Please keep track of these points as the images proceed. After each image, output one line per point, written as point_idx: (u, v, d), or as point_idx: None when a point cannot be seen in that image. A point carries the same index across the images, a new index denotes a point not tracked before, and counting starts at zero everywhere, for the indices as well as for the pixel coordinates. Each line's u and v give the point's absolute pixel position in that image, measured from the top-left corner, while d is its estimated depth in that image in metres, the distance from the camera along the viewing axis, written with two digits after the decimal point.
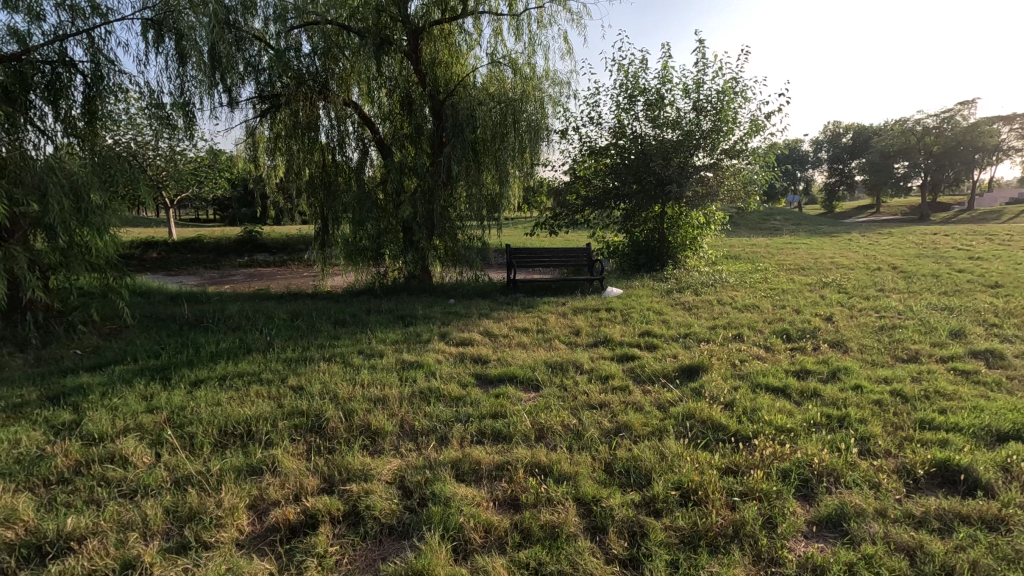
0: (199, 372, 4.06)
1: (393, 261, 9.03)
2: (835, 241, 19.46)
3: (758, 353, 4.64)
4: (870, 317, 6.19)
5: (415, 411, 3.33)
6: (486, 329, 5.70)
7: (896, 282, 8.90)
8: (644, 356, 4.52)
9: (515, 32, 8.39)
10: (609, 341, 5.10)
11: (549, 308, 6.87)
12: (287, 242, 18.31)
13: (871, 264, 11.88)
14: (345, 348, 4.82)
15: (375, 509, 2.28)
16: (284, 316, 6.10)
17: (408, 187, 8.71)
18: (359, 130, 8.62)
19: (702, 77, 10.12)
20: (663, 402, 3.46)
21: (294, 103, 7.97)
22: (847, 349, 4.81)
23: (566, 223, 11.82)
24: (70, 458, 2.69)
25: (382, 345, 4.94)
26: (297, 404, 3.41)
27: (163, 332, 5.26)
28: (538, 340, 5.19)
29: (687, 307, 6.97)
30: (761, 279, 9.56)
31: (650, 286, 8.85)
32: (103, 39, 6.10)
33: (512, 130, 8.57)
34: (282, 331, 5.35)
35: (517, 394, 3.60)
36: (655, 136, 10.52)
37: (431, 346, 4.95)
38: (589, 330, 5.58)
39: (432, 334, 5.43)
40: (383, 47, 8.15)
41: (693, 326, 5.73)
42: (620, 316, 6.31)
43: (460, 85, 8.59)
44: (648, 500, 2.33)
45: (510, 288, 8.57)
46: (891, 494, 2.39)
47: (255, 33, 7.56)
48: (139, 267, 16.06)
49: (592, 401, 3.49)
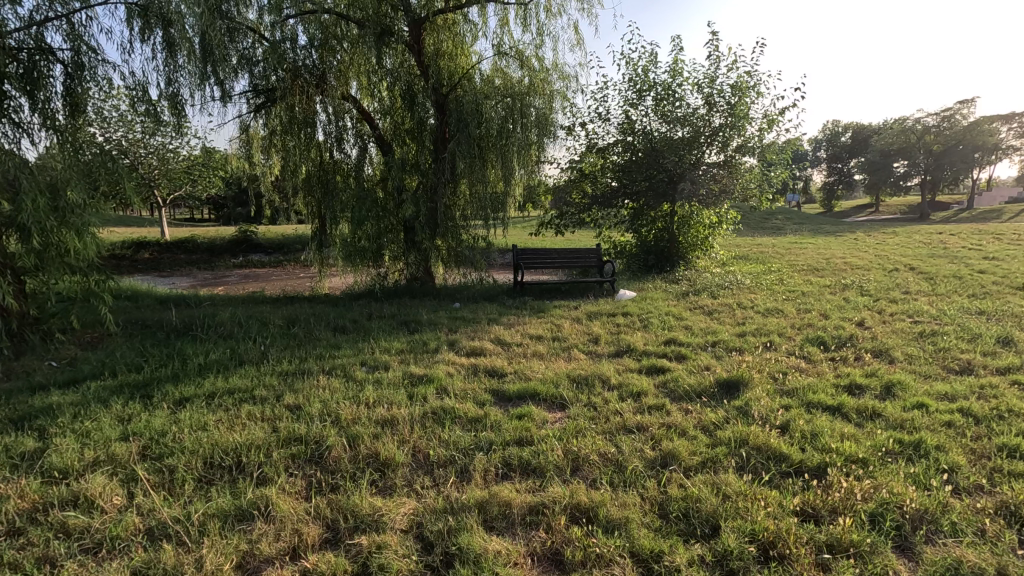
0: (184, 389, 3.65)
1: (394, 262, 8.61)
2: (842, 241, 19.14)
3: (798, 364, 4.25)
4: (905, 323, 5.81)
5: (429, 437, 2.93)
6: (497, 337, 5.31)
7: (921, 284, 8.52)
8: (675, 368, 4.12)
9: (522, 22, 8.00)
10: (633, 350, 4.70)
11: (562, 312, 6.48)
12: (283, 242, 17.88)
13: (888, 264, 11.50)
14: (346, 360, 4.40)
15: (391, 569, 1.88)
16: (279, 322, 5.68)
17: (410, 185, 8.29)
18: (358, 126, 8.17)
19: (714, 71, 9.74)
20: (708, 424, 3.08)
21: (289, 96, 7.55)
22: (894, 360, 4.41)
23: (572, 222, 11.41)
24: (26, 501, 2.28)
25: (386, 356, 4.52)
26: (293, 429, 3.00)
27: (148, 341, 4.84)
28: (556, 349, 4.80)
29: (708, 312, 6.58)
30: (777, 281, 9.20)
31: (663, 288, 8.48)
32: (84, 25, 5.68)
33: (519, 125, 8.16)
34: (277, 340, 4.94)
35: (542, 415, 3.21)
36: (665, 133, 10.12)
37: (440, 356, 4.55)
38: (609, 338, 5.19)
39: (440, 343, 5.02)
40: (383, 38, 7.76)
41: (720, 333, 5.34)
42: (638, 322, 5.92)
43: (464, 78, 8.17)
44: (718, 557, 1.94)
45: (518, 290, 8.16)
46: (1007, 546, 2.00)
47: (249, 23, 7.20)
48: (131, 267, 15.62)
49: (628, 423, 3.09)
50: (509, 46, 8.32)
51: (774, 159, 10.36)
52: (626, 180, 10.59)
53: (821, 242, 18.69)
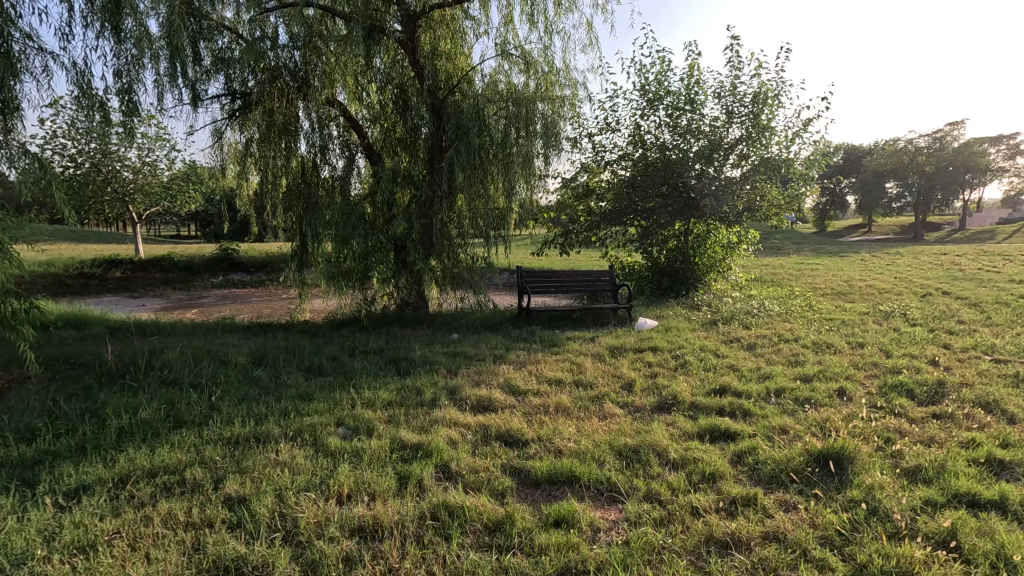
0: (84, 470, 2.64)
1: (382, 285, 7.62)
2: (850, 262, 18.40)
3: (900, 424, 3.31)
4: (987, 363, 4.90)
5: (429, 563, 1.97)
6: (509, 382, 4.33)
7: (972, 311, 7.67)
8: (746, 433, 3.20)
9: (529, 19, 7.18)
10: (681, 404, 3.76)
11: (579, 348, 5.53)
12: (266, 260, 16.88)
13: (917, 288, 10.68)
14: (317, 420, 3.43)
15: None
16: (242, 361, 4.69)
17: (402, 200, 7.32)
18: (344, 135, 7.27)
19: (734, 79, 8.99)
20: (831, 534, 2.15)
21: (266, 99, 6.72)
22: (1014, 417, 3.49)
23: (578, 242, 10.46)
24: None
25: (370, 413, 3.55)
26: (223, 549, 2.02)
27: (65, 390, 3.81)
28: (583, 401, 3.86)
29: (748, 348, 5.67)
30: (807, 307, 8.37)
31: (685, 316, 7.59)
32: (13, 14, 4.63)
33: (525, 134, 7.24)
34: (234, 387, 3.94)
35: (590, 518, 2.26)
36: (680, 145, 9.25)
37: (439, 412, 3.58)
38: (646, 384, 4.25)
39: (437, 391, 4.05)
40: (372, 35, 6.77)
41: (777, 377, 4.41)
42: (672, 361, 4.98)
43: (463, 81, 7.30)
44: None
45: (525, 318, 7.21)
46: None
47: (223, 21, 6.62)
48: (101, 288, 14.52)
49: (717, 534, 2.14)
50: (514, 46, 7.46)
51: (799, 174, 9.52)
52: (637, 195, 9.65)
53: (828, 262, 18.04)
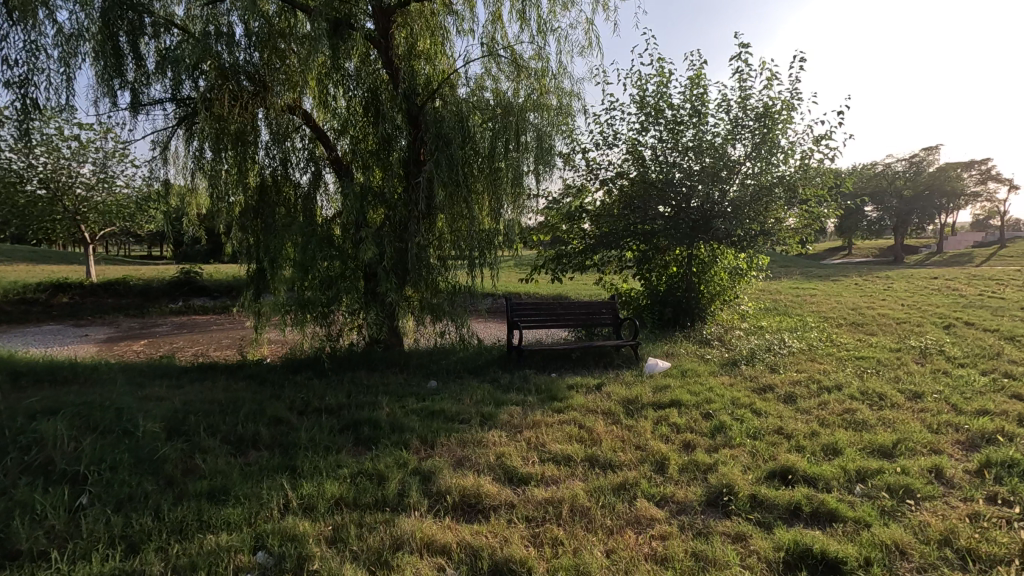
0: None
1: (348, 318, 6.49)
2: (846, 286, 17.83)
3: None
4: None
5: None
6: (503, 460, 3.26)
7: (1014, 349, 6.86)
8: (858, 562, 2.20)
9: (520, 16, 6.30)
10: (742, 499, 2.75)
11: (585, 402, 4.49)
12: (232, 283, 15.63)
13: (936, 318, 9.90)
14: (225, 539, 2.33)
15: None
16: (150, 429, 3.55)
17: (374, 221, 6.26)
18: (309, 147, 6.28)
19: (742, 91, 8.20)
20: None
21: (213, 103, 5.55)
22: None
23: (572, 267, 9.44)
24: None
25: (307, 525, 2.46)
26: None
27: None
28: (608, 494, 2.82)
29: (788, 400, 4.70)
30: (829, 342, 7.47)
31: (698, 354, 6.62)
32: None
33: (516, 145, 6.26)
34: (123, 480, 2.82)
35: None
36: (682, 164, 8.42)
37: (405, 521, 2.50)
38: (684, 464, 3.21)
39: (407, 479, 2.96)
40: (339, 31, 5.81)
41: (848, 450, 3.42)
42: (705, 423, 3.94)
43: (445, 85, 6.32)
44: None
45: (516, 360, 6.15)
46: None
47: (171, 17, 5.62)
48: (43, 314, 13.11)
49: None
50: (502, 46, 6.53)
51: (814, 194, 8.69)
52: (636, 217, 8.74)
53: (824, 287, 17.36)
